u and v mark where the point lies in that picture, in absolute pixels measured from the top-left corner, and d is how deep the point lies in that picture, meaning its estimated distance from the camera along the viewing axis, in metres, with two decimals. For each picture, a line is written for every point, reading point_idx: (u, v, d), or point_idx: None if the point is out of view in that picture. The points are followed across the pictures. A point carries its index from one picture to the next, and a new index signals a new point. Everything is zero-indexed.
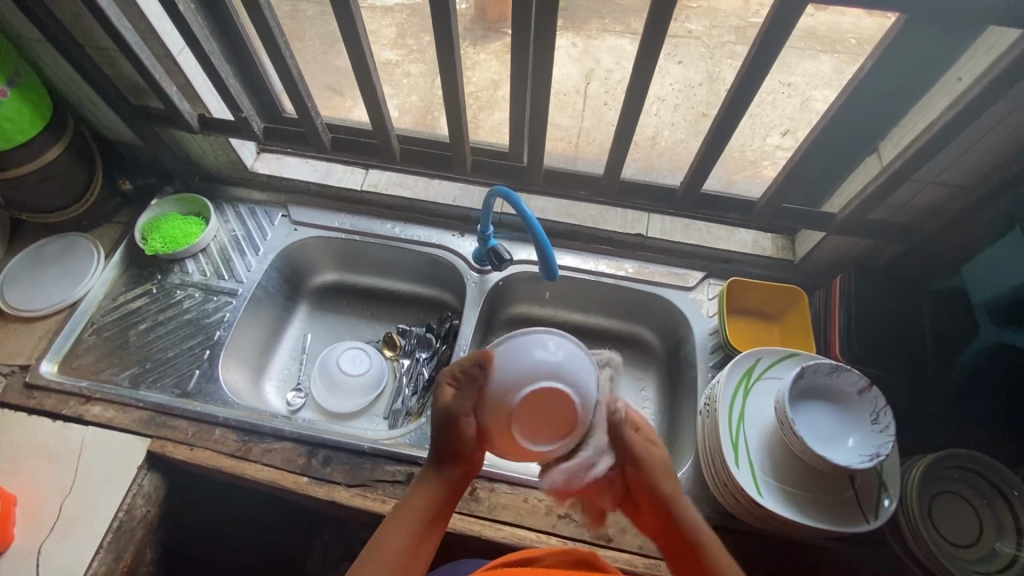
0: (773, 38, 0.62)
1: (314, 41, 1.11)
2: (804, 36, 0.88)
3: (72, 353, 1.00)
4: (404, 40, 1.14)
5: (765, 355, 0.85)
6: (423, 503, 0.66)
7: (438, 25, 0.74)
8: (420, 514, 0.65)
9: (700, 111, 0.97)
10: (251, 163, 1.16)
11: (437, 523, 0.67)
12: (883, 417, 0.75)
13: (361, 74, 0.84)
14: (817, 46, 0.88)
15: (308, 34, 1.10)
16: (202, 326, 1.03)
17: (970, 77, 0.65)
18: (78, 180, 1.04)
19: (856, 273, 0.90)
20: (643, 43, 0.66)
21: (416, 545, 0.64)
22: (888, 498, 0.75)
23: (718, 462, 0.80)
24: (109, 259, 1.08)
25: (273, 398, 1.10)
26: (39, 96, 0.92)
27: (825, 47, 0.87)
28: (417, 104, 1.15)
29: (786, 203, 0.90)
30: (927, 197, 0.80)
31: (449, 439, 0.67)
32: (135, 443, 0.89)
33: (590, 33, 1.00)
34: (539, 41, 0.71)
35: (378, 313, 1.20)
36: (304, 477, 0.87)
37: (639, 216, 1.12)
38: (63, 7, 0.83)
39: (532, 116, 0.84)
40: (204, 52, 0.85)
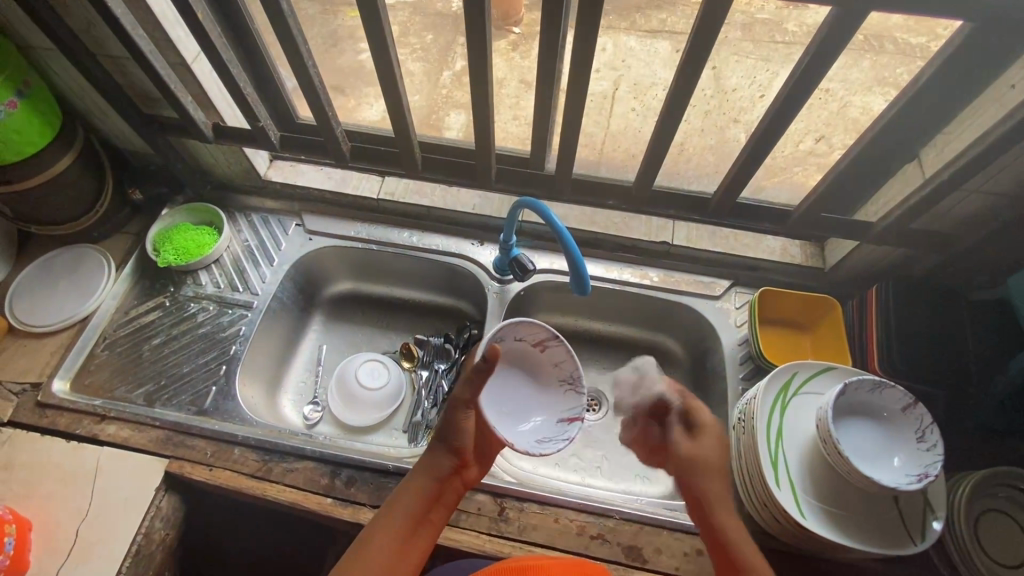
0: (829, 45, 0.59)
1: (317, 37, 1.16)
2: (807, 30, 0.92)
3: (84, 370, 0.97)
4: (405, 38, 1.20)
5: (802, 369, 0.83)
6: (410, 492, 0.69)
7: (470, 32, 0.71)
8: (409, 503, 0.68)
9: (730, 116, 0.97)
10: (264, 171, 1.13)
11: (426, 524, 0.69)
12: (930, 435, 0.72)
13: (387, 82, 0.82)
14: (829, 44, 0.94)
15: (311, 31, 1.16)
16: (217, 340, 1.01)
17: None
18: (88, 191, 1.01)
19: (894, 284, 0.88)
20: (688, 51, 0.64)
21: (405, 544, 0.65)
22: (938, 521, 0.73)
23: (758, 482, 0.77)
24: (120, 271, 1.05)
25: (291, 412, 1.07)
26: (49, 106, 0.89)
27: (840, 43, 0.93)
28: (421, 103, 1.15)
29: (821, 212, 0.88)
30: (971, 206, 0.78)
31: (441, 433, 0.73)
32: (152, 464, 0.87)
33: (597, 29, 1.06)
34: (575, 51, 0.69)
35: (394, 323, 1.17)
36: (327, 498, 0.85)
37: (663, 223, 1.09)
38: (76, 15, 0.80)
39: (562, 125, 0.81)
40: (221, 60, 0.82)
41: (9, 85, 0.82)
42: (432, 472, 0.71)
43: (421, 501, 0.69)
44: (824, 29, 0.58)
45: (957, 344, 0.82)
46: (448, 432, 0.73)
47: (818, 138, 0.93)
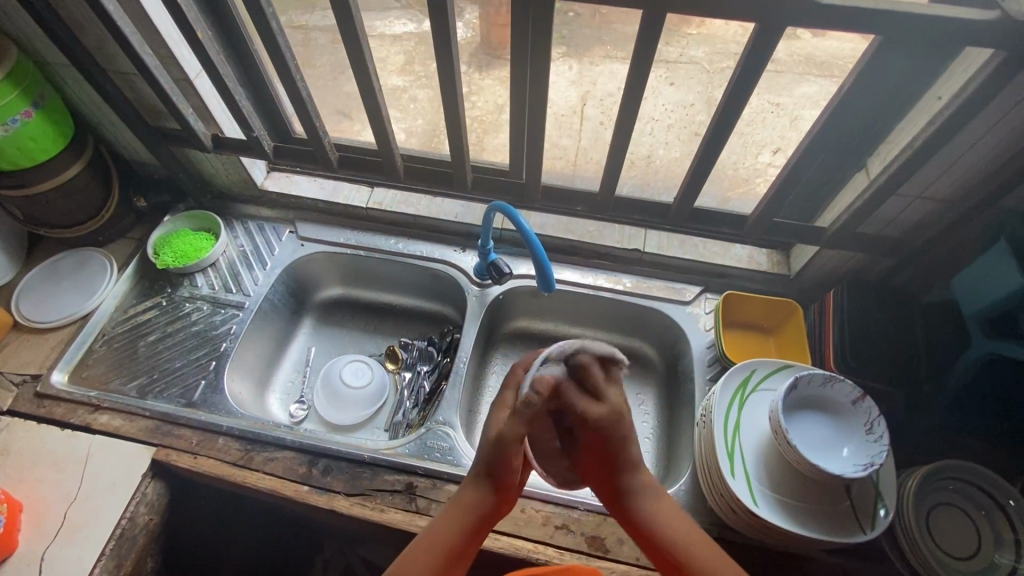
0: (757, 58, 0.65)
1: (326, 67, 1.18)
2: (800, 61, 0.90)
3: (82, 364, 1.02)
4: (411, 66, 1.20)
5: (760, 367, 0.87)
6: (452, 521, 0.60)
7: (438, 47, 0.78)
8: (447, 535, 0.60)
9: (691, 131, 1.01)
10: (261, 181, 1.20)
11: (463, 557, 0.61)
12: (877, 426, 0.75)
13: (369, 96, 0.89)
14: (813, 71, 0.90)
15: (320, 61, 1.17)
16: (209, 337, 1.06)
17: (946, 95, 0.67)
18: (96, 196, 1.08)
19: (848, 287, 0.92)
20: (633, 64, 0.70)
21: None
22: (884, 509, 0.75)
23: (714, 472, 0.80)
24: (122, 273, 1.11)
25: (277, 409, 1.11)
26: (61, 116, 0.97)
27: (821, 72, 0.89)
28: (425, 127, 1.21)
29: (777, 219, 0.93)
30: (913, 211, 0.82)
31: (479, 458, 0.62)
32: (140, 451, 0.91)
33: (592, 59, 1.03)
34: (534, 63, 0.75)
35: (381, 327, 1.22)
36: (304, 486, 0.88)
37: (636, 231, 1.14)
38: (90, 34, 0.89)
39: (529, 134, 0.87)
40: (219, 75, 0.90)
41: (27, 97, 0.90)
42: (478, 506, 0.61)
43: (461, 537, 0.60)
44: (750, 44, 0.64)
45: (908, 344, 0.86)
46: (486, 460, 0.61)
47: (775, 150, 0.97)
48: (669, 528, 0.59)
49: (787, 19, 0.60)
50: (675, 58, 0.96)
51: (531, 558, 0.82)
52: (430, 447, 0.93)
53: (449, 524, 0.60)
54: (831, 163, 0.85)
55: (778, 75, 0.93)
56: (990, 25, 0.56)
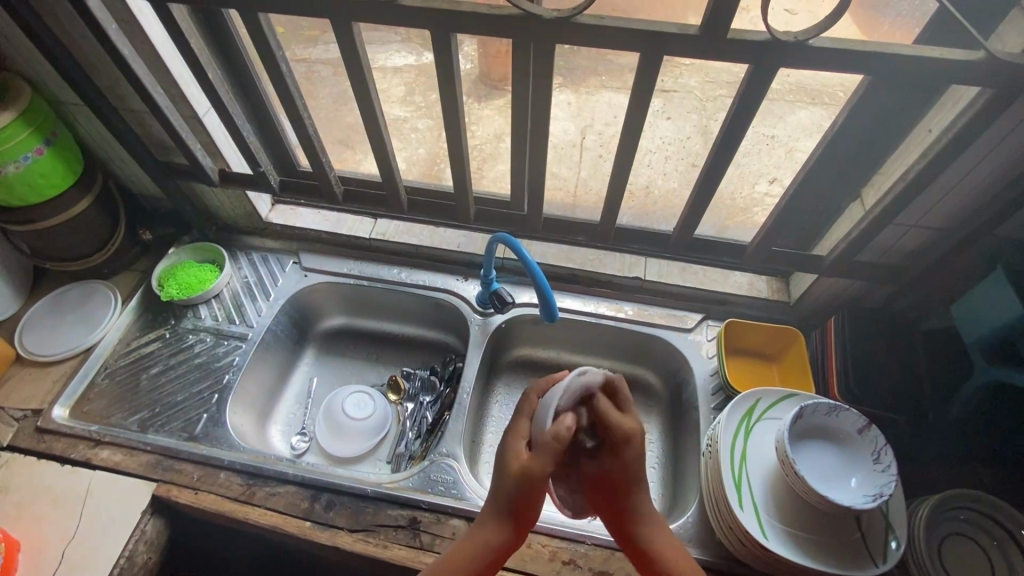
0: (752, 97, 0.67)
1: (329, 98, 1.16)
2: (790, 89, 0.91)
3: (84, 398, 1.02)
4: (412, 98, 1.22)
5: (765, 396, 0.86)
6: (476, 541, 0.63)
7: (443, 88, 0.79)
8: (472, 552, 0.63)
9: (689, 162, 1.04)
10: (266, 214, 1.22)
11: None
12: (885, 455, 0.75)
13: (374, 134, 0.90)
14: (803, 99, 0.91)
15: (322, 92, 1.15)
16: (212, 369, 1.06)
17: (937, 129, 0.69)
18: (103, 230, 1.10)
19: (850, 314, 0.93)
20: (632, 103, 0.71)
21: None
22: (896, 541, 0.75)
23: (722, 505, 0.79)
24: (126, 305, 1.12)
25: (279, 441, 1.11)
26: (72, 152, 0.99)
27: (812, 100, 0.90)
28: (424, 155, 1.23)
29: (776, 248, 0.94)
30: (910, 240, 0.84)
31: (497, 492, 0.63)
32: (141, 487, 0.90)
33: (588, 89, 1.07)
34: (535, 102, 0.76)
35: (383, 357, 1.22)
36: (307, 521, 0.87)
37: (637, 259, 1.15)
38: (103, 74, 0.92)
39: (531, 168, 0.89)
40: (228, 114, 0.92)
41: (39, 135, 0.92)
42: (497, 534, 0.63)
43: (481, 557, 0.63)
44: (745, 84, 0.66)
45: (909, 370, 0.87)
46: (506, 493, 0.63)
47: (772, 180, 0.99)
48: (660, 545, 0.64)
49: (782, 61, 0.62)
50: (670, 87, 0.97)
51: None
52: (434, 479, 0.92)
53: (471, 558, 0.62)
54: (828, 193, 0.87)
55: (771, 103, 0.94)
56: (982, 66, 0.58)
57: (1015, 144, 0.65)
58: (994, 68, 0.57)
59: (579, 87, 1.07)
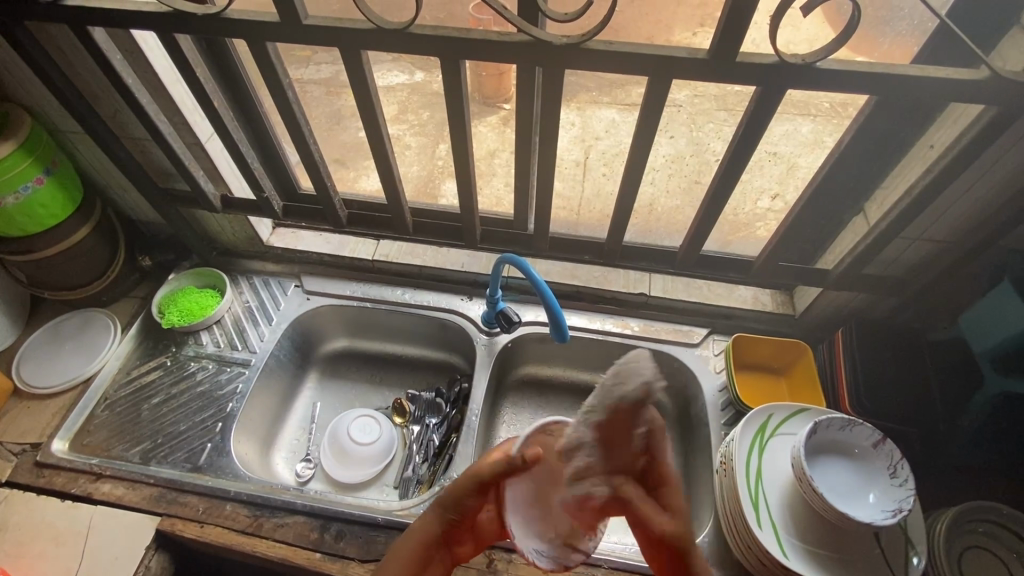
0: (759, 117, 0.67)
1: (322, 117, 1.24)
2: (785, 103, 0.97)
3: (83, 430, 1.00)
4: (405, 115, 1.29)
5: (777, 411, 0.86)
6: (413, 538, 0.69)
7: (450, 112, 0.79)
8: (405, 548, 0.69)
9: (692, 180, 1.07)
10: (267, 237, 1.21)
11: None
12: (901, 470, 0.75)
13: (381, 158, 0.90)
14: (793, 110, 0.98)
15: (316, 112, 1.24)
16: (214, 397, 1.04)
17: (940, 145, 0.70)
18: (101, 257, 1.08)
19: (856, 327, 0.93)
20: (640, 125, 0.72)
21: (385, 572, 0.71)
22: (917, 556, 0.74)
23: (740, 524, 0.78)
24: (126, 333, 1.10)
25: (283, 469, 1.08)
26: (71, 181, 0.98)
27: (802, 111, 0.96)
28: (419, 173, 1.26)
29: (781, 262, 0.95)
30: (916, 252, 0.85)
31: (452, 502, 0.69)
32: (145, 522, 0.88)
33: (580, 104, 1.13)
34: (543, 124, 0.76)
35: (387, 379, 1.21)
36: (316, 552, 0.85)
37: (641, 275, 1.16)
38: (104, 103, 0.91)
39: (538, 190, 0.89)
40: (233, 140, 0.92)
41: (39, 164, 0.91)
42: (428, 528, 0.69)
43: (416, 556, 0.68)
44: (753, 103, 0.66)
45: (918, 381, 0.87)
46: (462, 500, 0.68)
47: (773, 196, 1.02)
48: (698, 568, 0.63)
49: (790, 82, 0.62)
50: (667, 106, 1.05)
51: None
52: None
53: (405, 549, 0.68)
54: (831, 208, 0.88)
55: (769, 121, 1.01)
56: (991, 86, 0.58)
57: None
58: (1003, 87, 0.58)
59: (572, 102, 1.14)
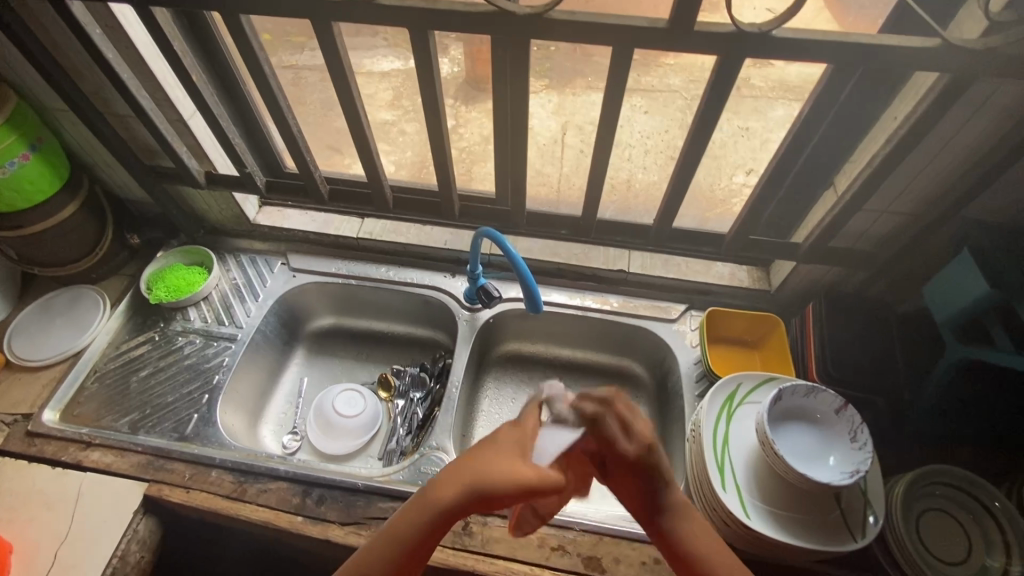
0: (720, 86, 0.69)
1: (316, 104, 1.17)
2: (774, 86, 0.94)
3: (74, 401, 1.03)
4: (399, 101, 1.20)
5: (745, 380, 0.89)
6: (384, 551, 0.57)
7: (422, 84, 0.81)
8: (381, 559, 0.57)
9: (667, 154, 1.05)
10: (254, 216, 1.23)
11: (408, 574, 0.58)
12: (861, 434, 0.77)
13: (358, 133, 0.92)
14: (787, 94, 0.93)
15: (310, 98, 1.16)
16: (201, 370, 1.07)
17: (901, 116, 0.72)
18: (90, 234, 1.10)
19: (827, 300, 0.95)
20: (608, 94, 0.74)
21: None
22: (874, 516, 0.77)
23: (706, 487, 0.81)
24: (115, 308, 1.13)
25: (271, 440, 1.11)
26: (57, 158, 1.00)
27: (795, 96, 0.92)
28: (413, 158, 1.20)
29: (752, 236, 0.98)
30: (881, 225, 0.86)
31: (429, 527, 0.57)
32: (133, 487, 0.91)
33: (575, 91, 1.09)
34: (514, 98, 0.78)
35: (373, 355, 1.23)
36: (298, 516, 0.88)
37: (621, 252, 1.17)
38: (88, 80, 0.93)
39: (513, 164, 0.91)
40: (213, 116, 0.93)
41: (24, 140, 0.93)
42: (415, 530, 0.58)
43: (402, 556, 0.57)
44: (714, 74, 0.68)
45: (884, 353, 0.90)
46: (437, 521, 0.58)
47: (748, 171, 1.02)
48: (705, 553, 0.60)
49: (748, 52, 0.64)
50: (651, 86, 1.02)
51: None
52: (424, 472, 0.94)
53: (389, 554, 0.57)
54: (801, 181, 0.89)
55: (756, 100, 0.97)
56: (940, 54, 0.60)
57: (977, 127, 0.68)
58: (951, 55, 0.60)
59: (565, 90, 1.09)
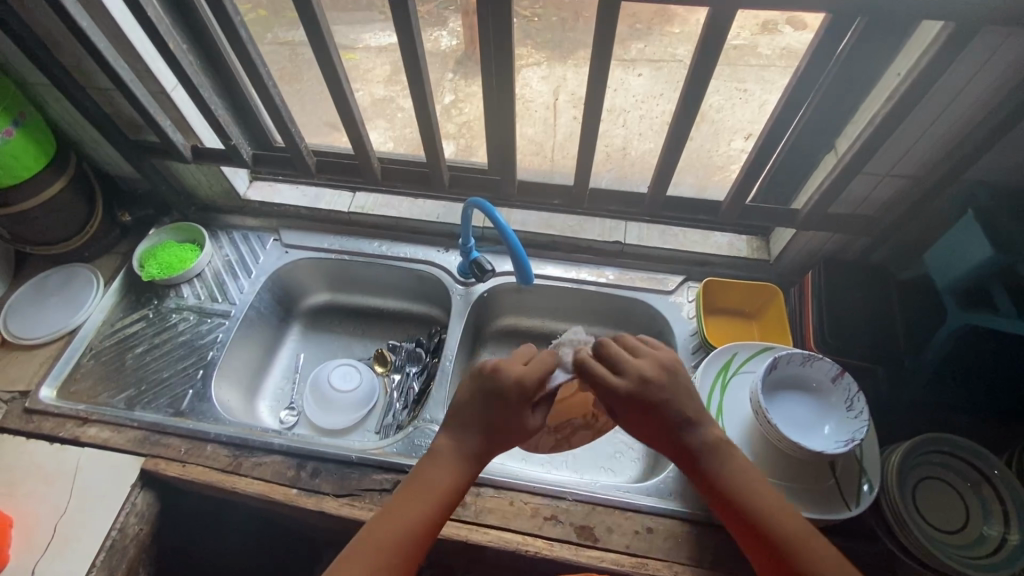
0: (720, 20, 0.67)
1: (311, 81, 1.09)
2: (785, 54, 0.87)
3: (70, 378, 1.03)
4: (396, 77, 1.11)
5: (741, 350, 0.87)
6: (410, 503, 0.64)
7: (402, 41, 0.80)
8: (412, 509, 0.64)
9: (662, 120, 1.01)
10: (244, 191, 1.21)
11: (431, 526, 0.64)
12: (857, 403, 0.75)
13: (340, 99, 0.90)
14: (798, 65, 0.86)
15: (305, 76, 1.09)
16: (196, 346, 1.07)
17: (904, 71, 0.69)
18: (80, 212, 1.09)
19: (826, 268, 0.93)
20: (596, 47, 0.75)
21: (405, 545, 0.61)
22: (868, 484, 0.76)
23: None
24: (108, 287, 1.12)
25: (269, 415, 1.12)
26: (42, 134, 0.98)
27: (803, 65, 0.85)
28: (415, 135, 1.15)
29: (750, 204, 0.95)
30: (883, 188, 0.83)
31: (439, 495, 0.65)
32: (130, 462, 0.92)
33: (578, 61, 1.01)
34: (499, 60, 0.77)
35: (369, 331, 1.23)
36: (293, 488, 0.89)
37: (616, 224, 1.15)
38: (65, 51, 0.91)
39: (500, 128, 0.89)
40: (194, 85, 0.91)
41: (5, 116, 0.91)
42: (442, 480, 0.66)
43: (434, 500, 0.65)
44: None
45: (885, 320, 0.88)
46: (443, 488, 0.66)
47: (747, 136, 0.99)
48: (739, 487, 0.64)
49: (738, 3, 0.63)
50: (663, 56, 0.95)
51: (521, 551, 0.82)
52: (417, 445, 0.94)
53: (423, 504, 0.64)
54: (802, 145, 0.86)
55: (768, 69, 0.90)
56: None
57: (982, 81, 0.65)
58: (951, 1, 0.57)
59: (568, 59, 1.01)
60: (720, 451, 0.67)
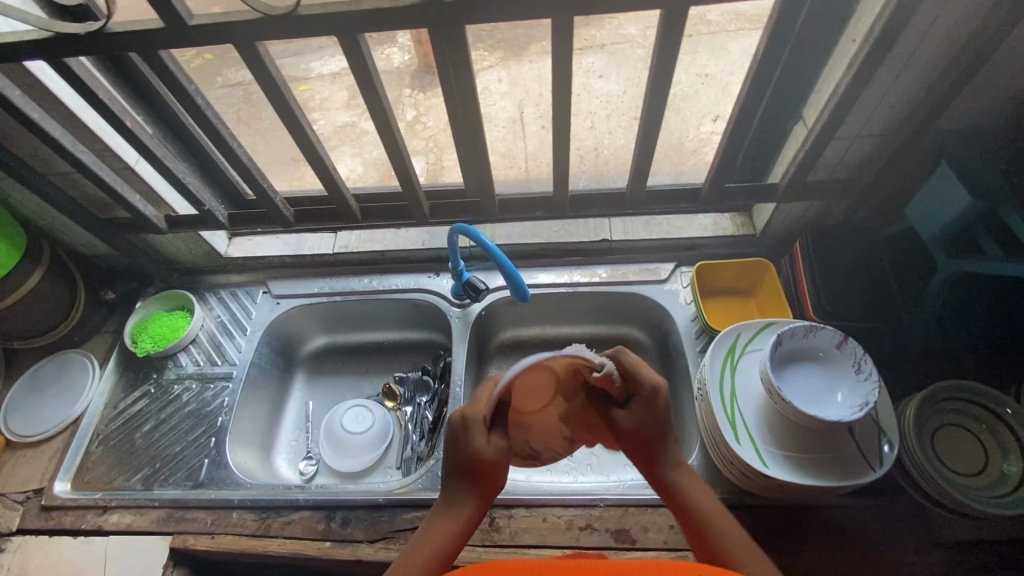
0: (671, 24, 0.68)
1: (270, 119, 1.13)
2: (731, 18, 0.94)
3: (82, 468, 1.02)
4: (356, 101, 1.17)
5: (744, 330, 0.88)
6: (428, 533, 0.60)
7: (363, 89, 0.79)
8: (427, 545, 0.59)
9: (631, 115, 1.03)
10: (226, 250, 1.20)
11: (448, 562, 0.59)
12: (865, 364, 0.77)
13: (309, 150, 0.89)
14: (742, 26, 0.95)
15: (264, 114, 1.12)
16: (203, 415, 1.06)
17: (860, 37, 0.69)
18: (64, 298, 1.08)
19: (813, 234, 0.94)
20: (556, 63, 0.73)
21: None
22: (889, 444, 0.78)
23: (720, 443, 0.81)
24: (104, 369, 1.11)
25: (287, 470, 1.10)
26: (11, 229, 0.96)
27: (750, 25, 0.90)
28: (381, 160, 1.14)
29: (729, 183, 0.96)
30: (855, 151, 0.85)
31: (448, 534, 0.60)
32: (158, 543, 0.91)
33: (529, 58, 1.09)
34: (463, 91, 0.77)
35: (373, 367, 1.21)
36: (326, 542, 0.88)
37: (600, 222, 1.15)
38: (20, 142, 0.89)
39: (474, 152, 0.89)
40: (158, 159, 0.90)
41: None
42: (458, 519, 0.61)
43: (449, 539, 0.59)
44: None
45: (878, 279, 0.89)
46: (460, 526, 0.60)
47: (715, 118, 1.00)
48: (702, 503, 0.62)
49: None
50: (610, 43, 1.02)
51: None
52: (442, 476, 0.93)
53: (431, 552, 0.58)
54: (769, 121, 0.87)
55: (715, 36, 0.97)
56: None
57: (935, 39, 0.66)
58: None
59: (520, 58, 1.08)
60: (684, 466, 0.65)
